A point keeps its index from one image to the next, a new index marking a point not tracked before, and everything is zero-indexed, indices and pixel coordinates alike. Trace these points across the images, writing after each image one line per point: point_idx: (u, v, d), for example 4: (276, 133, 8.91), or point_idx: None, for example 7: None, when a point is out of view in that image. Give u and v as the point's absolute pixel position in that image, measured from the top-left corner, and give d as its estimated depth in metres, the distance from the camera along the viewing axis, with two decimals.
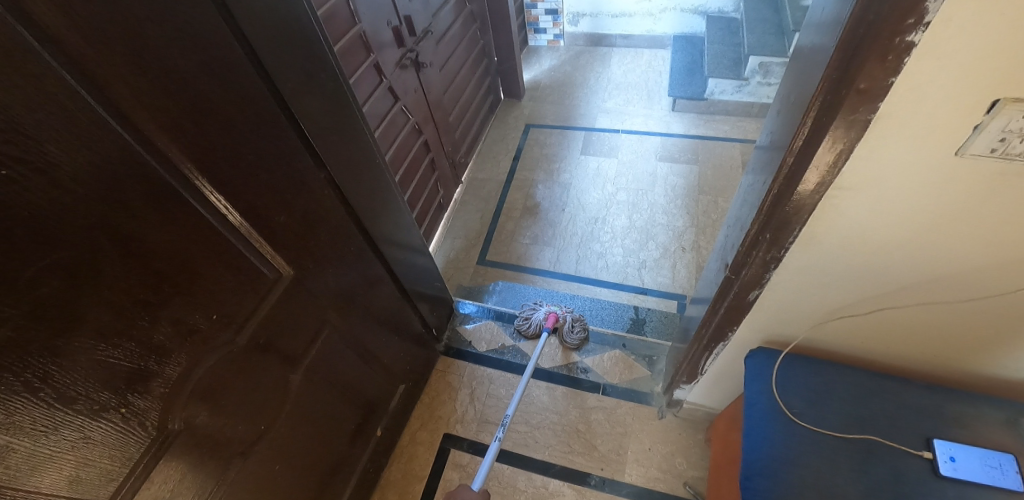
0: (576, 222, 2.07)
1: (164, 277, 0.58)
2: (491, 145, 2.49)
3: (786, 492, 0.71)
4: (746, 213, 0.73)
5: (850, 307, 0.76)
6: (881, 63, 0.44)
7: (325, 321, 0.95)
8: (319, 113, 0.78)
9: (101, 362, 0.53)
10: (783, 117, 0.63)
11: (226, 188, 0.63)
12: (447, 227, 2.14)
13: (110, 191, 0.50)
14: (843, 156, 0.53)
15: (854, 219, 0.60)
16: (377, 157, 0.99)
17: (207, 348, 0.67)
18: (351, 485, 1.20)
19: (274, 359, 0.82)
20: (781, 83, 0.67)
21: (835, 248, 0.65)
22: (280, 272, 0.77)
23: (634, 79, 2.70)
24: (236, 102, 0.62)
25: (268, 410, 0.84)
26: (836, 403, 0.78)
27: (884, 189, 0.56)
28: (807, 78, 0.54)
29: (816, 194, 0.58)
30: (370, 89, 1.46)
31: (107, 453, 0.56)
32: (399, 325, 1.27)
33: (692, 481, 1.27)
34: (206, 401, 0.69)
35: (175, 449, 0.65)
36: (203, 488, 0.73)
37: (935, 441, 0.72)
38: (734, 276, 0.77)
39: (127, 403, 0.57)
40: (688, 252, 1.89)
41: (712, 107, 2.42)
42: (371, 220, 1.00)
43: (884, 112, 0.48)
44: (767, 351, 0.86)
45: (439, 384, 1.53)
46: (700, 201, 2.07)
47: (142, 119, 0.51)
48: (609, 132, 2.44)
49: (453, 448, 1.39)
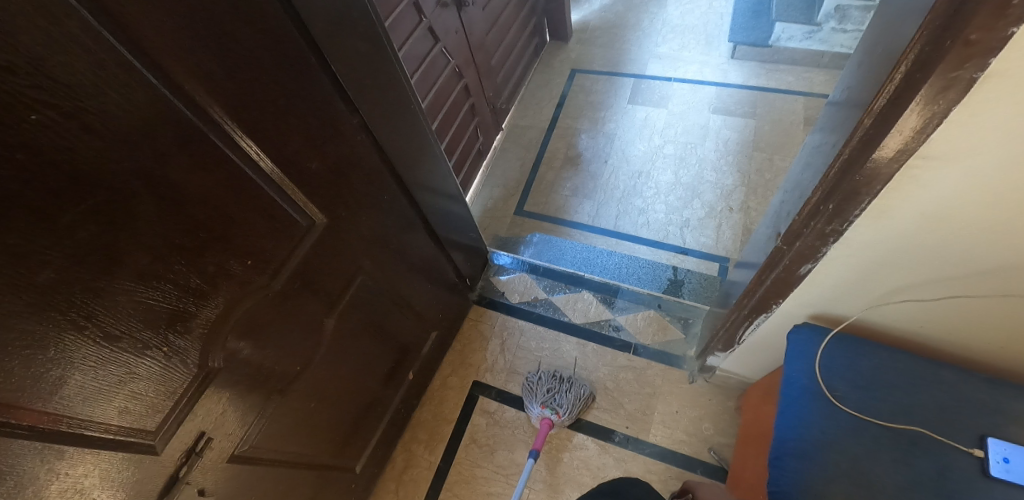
0: (618, 177, 1.98)
1: (197, 224, 0.59)
2: (534, 91, 2.38)
3: (818, 474, 0.68)
4: (808, 178, 0.66)
5: (915, 290, 0.69)
6: (1002, 9, 0.35)
7: (359, 268, 0.96)
8: (351, 58, 0.75)
9: (142, 303, 0.56)
10: (865, 68, 0.54)
11: (256, 135, 0.62)
12: (485, 176, 2.11)
13: (140, 137, 0.50)
14: (933, 121, 0.45)
15: (935, 193, 0.53)
16: (412, 103, 0.95)
17: (242, 292, 0.69)
18: (384, 422, 1.28)
19: (309, 304, 0.85)
20: (869, 28, 0.58)
21: (907, 224, 0.58)
22: (312, 220, 0.77)
23: (692, 20, 2.46)
24: (265, 45, 0.60)
25: (305, 350, 0.88)
26: (884, 388, 0.73)
27: (979, 160, 0.47)
28: (902, 23, 0.46)
29: (894, 162, 0.50)
30: (408, 31, 1.40)
31: (153, 387, 0.60)
32: (432, 275, 1.28)
33: (717, 446, 1.27)
34: (242, 342, 0.72)
35: (216, 384, 0.70)
36: (244, 419, 0.78)
37: (989, 440, 0.66)
38: (786, 247, 0.71)
39: (168, 342, 0.60)
40: (736, 213, 1.78)
41: (777, 56, 2.18)
42: (405, 169, 0.99)
43: (995, 70, 0.40)
44: (814, 327, 0.81)
45: (471, 334, 1.57)
46: (754, 158, 1.92)
47: (168, 65, 0.50)
48: (660, 80, 2.26)
49: (481, 396, 1.44)
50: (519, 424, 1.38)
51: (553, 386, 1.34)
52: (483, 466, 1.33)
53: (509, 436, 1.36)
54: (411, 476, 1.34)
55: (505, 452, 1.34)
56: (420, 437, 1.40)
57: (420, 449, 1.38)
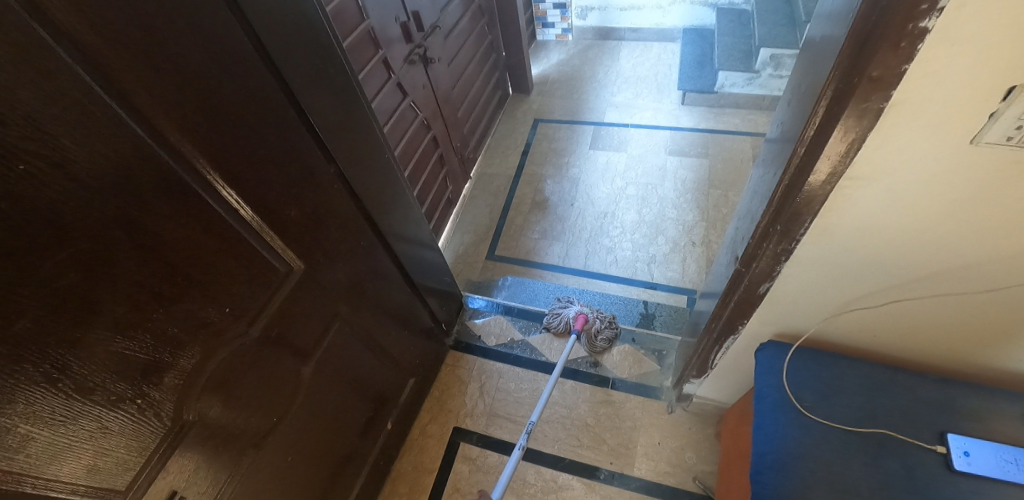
0: (585, 218, 2.06)
1: (177, 272, 0.59)
2: (499, 140, 2.49)
3: (798, 485, 0.70)
4: (757, 204, 0.72)
5: (862, 301, 0.75)
6: (894, 50, 0.43)
7: (336, 315, 0.96)
8: (328, 110, 0.78)
9: (117, 354, 0.54)
10: (794, 107, 0.62)
11: (237, 184, 0.64)
12: (456, 222, 2.15)
13: (125, 185, 0.51)
14: (854, 146, 0.52)
15: (866, 209, 0.59)
16: (386, 152, 0.99)
17: (219, 341, 0.68)
18: (362, 478, 1.22)
19: (285, 352, 0.83)
20: (792, 74, 0.66)
21: (847, 239, 0.65)
22: (291, 266, 0.78)
23: (643, 72, 2.67)
24: (248, 99, 0.63)
25: (280, 402, 0.86)
26: (848, 397, 0.77)
27: (897, 178, 0.54)
28: (819, 68, 0.53)
29: (827, 184, 0.57)
30: (378, 86, 1.47)
31: (124, 443, 0.57)
32: (408, 319, 1.28)
33: (702, 475, 1.27)
34: (218, 393, 0.70)
35: (190, 440, 0.67)
36: (217, 477, 0.74)
37: (949, 436, 0.70)
38: (744, 269, 0.77)
39: (142, 394, 0.58)
40: (699, 247, 1.88)
41: (722, 101, 2.39)
42: (381, 214, 1.01)
43: (897, 101, 0.47)
44: (778, 344, 0.85)
45: (449, 379, 1.54)
46: (710, 195, 2.05)
47: (155, 117, 0.52)
48: (617, 126, 2.42)
49: (462, 442, 1.40)
50: (502, 469, 1.34)
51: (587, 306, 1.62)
52: None
53: (493, 483, 1.32)
54: None
55: None
56: (399, 492, 1.33)
57: None
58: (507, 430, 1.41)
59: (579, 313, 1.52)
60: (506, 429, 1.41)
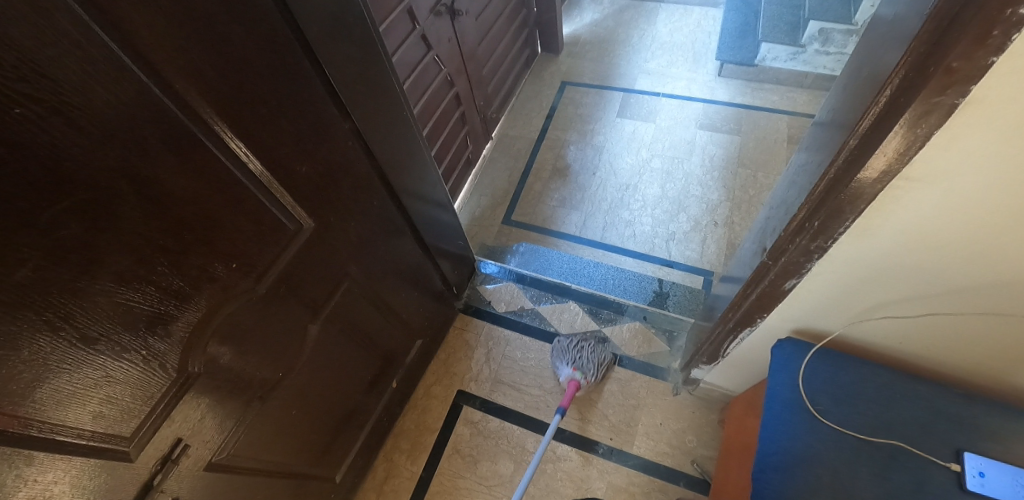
0: (605, 189, 2.00)
1: (182, 225, 0.57)
2: (524, 102, 2.40)
3: (800, 487, 0.69)
4: (794, 195, 0.67)
5: (895, 307, 0.71)
6: (983, 39, 0.37)
7: (345, 274, 0.95)
8: (344, 63, 0.74)
9: (121, 305, 0.54)
10: (850, 92, 0.56)
11: (246, 137, 0.61)
12: (473, 184, 2.11)
13: (127, 134, 0.48)
14: (915, 143, 0.47)
15: (916, 213, 0.54)
16: (404, 110, 0.95)
17: (225, 297, 0.67)
18: (366, 431, 1.25)
19: (293, 310, 0.83)
20: (853, 54, 0.60)
21: (889, 242, 0.60)
22: (300, 224, 0.76)
23: (680, 38, 2.52)
24: (259, 47, 0.59)
25: (287, 357, 0.87)
26: (865, 403, 0.74)
27: (959, 182, 0.49)
28: (886, 50, 0.47)
29: (877, 183, 0.52)
30: (401, 38, 1.40)
31: (130, 392, 0.58)
32: (418, 282, 1.27)
33: (700, 459, 1.27)
34: (223, 347, 0.70)
35: (196, 390, 0.68)
36: (223, 426, 0.76)
37: (965, 454, 0.68)
38: (771, 262, 0.73)
39: (147, 345, 0.58)
40: (720, 228, 1.82)
41: (762, 75, 2.25)
42: (395, 176, 0.98)
43: (976, 96, 0.42)
44: (797, 342, 0.82)
45: (456, 342, 1.55)
46: (739, 175, 1.96)
47: (159, 62, 0.49)
48: (648, 95, 2.30)
49: (465, 405, 1.43)
50: (502, 435, 1.36)
51: (584, 350, 1.35)
52: (466, 477, 1.31)
53: (492, 447, 1.35)
54: (393, 487, 1.32)
55: (488, 463, 1.32)
56: (402, 447, 1.37)
57: (401, 459, 1.35)
58: (510, 398, 1.43)
59: (571, 382, 1.29)
60: (509, 397, 1.43)
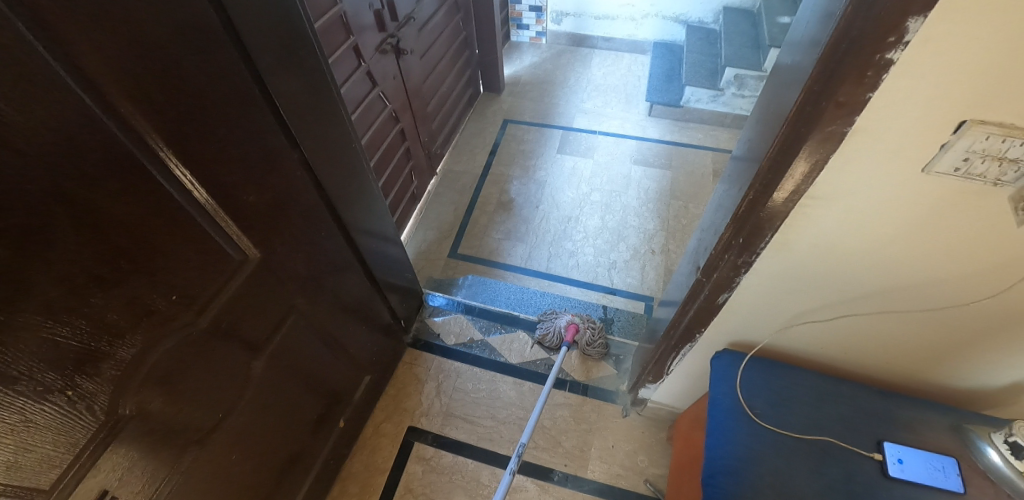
0: (550, 221, 2.08)
1: (121, 254, 0.54)
2: (468, 138, 2.47)
3: (746, 488, 0.74)
4: (720, 217, 0.75)
5: (812, 314, 0.80)
6: (860, 79, 0.46)
7: (292, 307, 0.92)
8: (295, 93, 0.75)
9: (47, 340, 0.50)
10: (760, 128, 0.65)
11: (193, 163, 0.60)
12: (419, 217, 2.11)
13: (66, 157, 0.46)
14: (817, 167, 0.55)
15: (823, 228, 0.63)
16: (354, 141, 0.96)
17: (164, 331, 0.63)
18: (310, 478, 1.17)
19: (236, 345, 0.79)
20: (760, 97, 0.70)
21: (803, 256, 0.69)
22: (246, 254, 0.74)
23: (612, 81, 2.73)
24: (210, 73, 0.59)
25: (227, 398, 0.81)
26: (795, 405, 0.82)
27: (853, 201, 0.59)
28: (786, 91, 0.56)
29: (789, 202, 0.60)
30: (347, 73, 1.42)
31: (51, 438, 0.52)
32: (367, 315, 1.24)
33: (652, 478, 1.31)
34: (160, 386, 0.65)
35: (126, 435, 0.62)
36: (154, 476, 0.69)
37: (885, 444, 0.76)
38: (706, 279, 0.80)
39: (74, 385, 0.54)
40: (658, 255, 1.94)
41: (688, 115, 2.48)
42: (345, 205, 0.98)
43: (860, 127, 0.50)
44: (733, 353, 0.90)
45: (405, 377, 1.51)
46: (671, 206, 2.12)
47: (105, 85, 0.48)
48: (586, 132, 2.46)
49: (417, 441, 1.38)
50: (457, 469, 1.33)
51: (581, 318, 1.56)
52: None
53: (447, 483, 1.31)
54: None
55: None
56: (349, 493, 1.29)
57: None
58: (464, 431, 1.40)
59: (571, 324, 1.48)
60: (462, 430, 1.40)
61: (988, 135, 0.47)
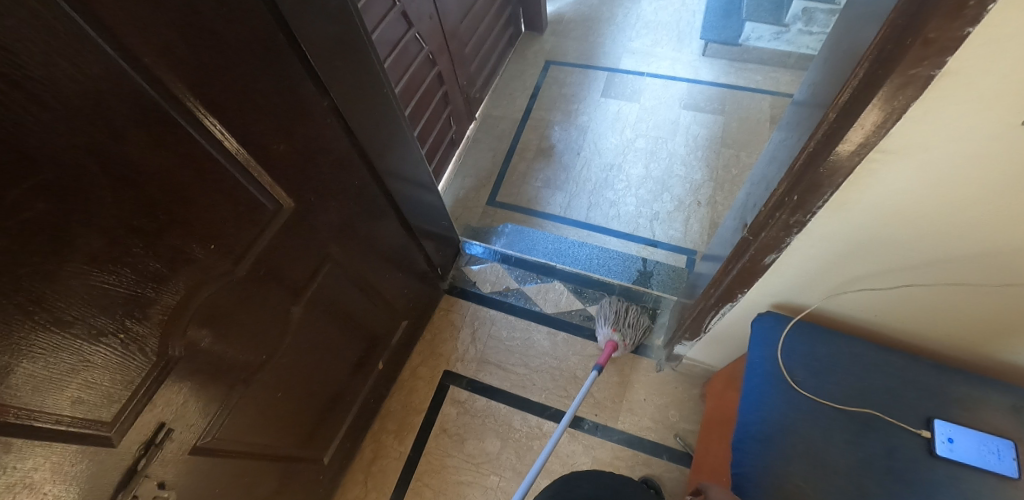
0: (590, 169, 2.00)
1: (156, 206, 0.56)
2: (507, 81, 2.37)
3: (777, 456, 0.72)
4: (773, 170, 0.68)
5: (871, 280, 0.73)
6: (959, 9, 0.37)
7: (327, 256, 0.94)
8: (321, 38, 0.72)
9: (96, 288, 0.53)
10: (829, 68, 0.57)
11: (220, 114, 0.59)
12: (457, 165, 2.09)
13: (95, 112, 0.47)
14: (892, 116, 0.48)
15: (891, 186, 0.56)
16: (385, 87, 0.92)
17: (205, 278, 0.66)
18: (352, 413, 1.26)
19: (275, 291, 0.82)
20: (833, 29, 0.60)
21: (865, 216, 0.62)
22: (279, 204, 0.75)
23: (665, 17, 2.50)
24: (231, 19, 0.56)
25: (268, 340, 0.86)
26: (841, 374, 0.78)
27: (932, 155, 0.51)
28: (864, 24, 0.48)
29: (855, 156, 0.53)
30: (380, 15, 1.36)
31: (110, 376, 0.57)
32: (402, 263, 1.26)
33: (682, 433, 1.31)
34: (205, 328, 0.70)
35: (177, 374, 0.67)
36: (207, 410, 0.76)
37: (935, 422, 0.71)
38: (752, 238, 0.74)
39: (125, 329, 0.58)
40: (704, 207, 1.84)
41: (746, 54, 2.25)
42: (377, 155, 0.96)
43: (951, 68, 0.43)
44: (777, 315, 0.85)
45: (441, 323, 1.56)
46: (722, 154, 1.98)
47: (126, 36, 0.47)
48: (632, 74, 2.29)
49: (451, 385, 1.44)
50: (489, 413, 1.38)
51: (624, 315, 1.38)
52: (453, 455, 1.33)
53: (479, 425, 1.37)
54: (381, 466, 1.33)
55: (475, 442, 1.34)
56: (389, 428, 1.38)
57: (389, 440, 1.37)
58: (496, 377, 1.44)
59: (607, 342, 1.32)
60: (495, 376, 1.44)
61: None
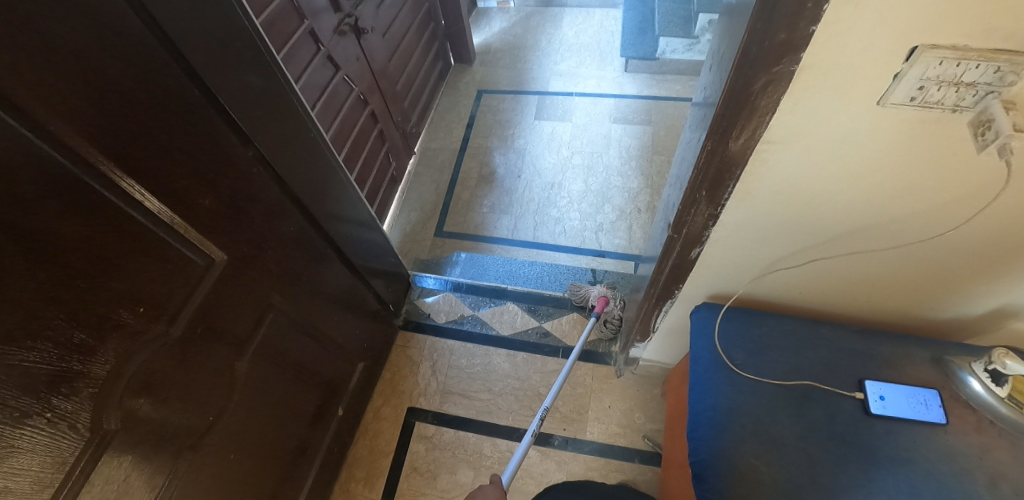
0: (533, 189, 2.06)
1: (77, 273, 0.53)
2: (442, 113, 2.42)
3: (729, 437, 0.77)
4: (684, 171, 0.75)
5: (786, 260, 0.81)
6: (801, 12, 0.44)
7: (269, 305, 0.91)
8: (241, 88, 0.72)
9: (15, 367, 0.50)
10: (714, 74, 0.64)
11: (140, 173, 0.58)
12: (401, 200, 2.09)
13: (1, 182, 0.45)
14: (770, 109, 0.55)
15: (784, 174, 0.63)
16: (315, 131, 0.93)
17: (138, 343, 0.63)
18: (315, 467, 1.20)
19: (217, 348, 0.79)
20: (714, 40, 0.68)
21: (769, 204, 0.69)
22: (211, 258, 0.73)
23: (586, 39, 2.65)
24: (142, 79, 0.56)
25: (214, 401, 0.81)
26: (775, 352, 0.84)
27: (810, 142, 0.58)
28: (734, 32, 0.55)
29: (747, 147, 0.60)
30: (306, 60, 1.37)
31: (38, 460, 0.53)
32: (352, 304, 1.24)
33: (650, 433, 1.35)
34: (144, 396, 0.66)
35: (115, 449, 0.63)
36: (152, 484, 0.71)
37: (867, 382, 0.78)
38: (677, 235, 0.80)
39: (51, 407, 0.54)
40: (644, 213, 1.93)
41: (665, 67, 2.42)
42: (312, 198, 0.96)
43: (807, 63, 0.49)
44: (711, 306, 0.92)
45: (400, 360, 1.53)
46: (654, 161, 2.11)
47: (26, 102, 0.46)
48: (562, 95, 2.40)
49: (418, 421, 1.41)
50: (460, 444, 1.36)
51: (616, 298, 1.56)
52: (427, 494, 1.29)
53: (450, 458, 1.34)
54: None
55: (448, 476, 1.31)
56: (357, 476, 1.33)
57: (358, 489, 1.31)
58: (463, 406, 1.42)
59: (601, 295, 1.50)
60: (460, 405, 1.43)
61: (941, 60, 0.46)
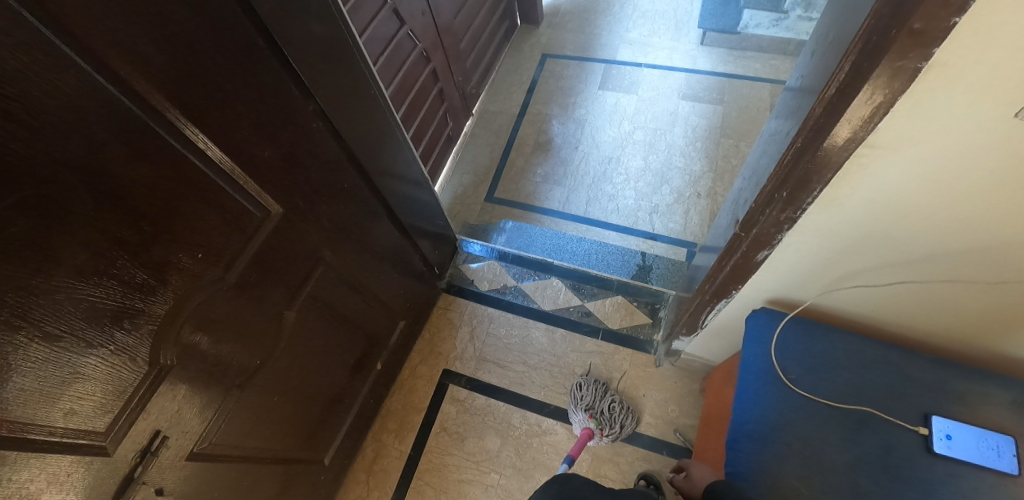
0: (589, 163, 1.98)
1: (140, 217, 0.55)
2: (504, 76, 2.35)
3: (772, 454, 0.72)
4: (764, 165, 0.68)
5: (866, 275, 0.72)
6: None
7: (319, 258, 0.93)
8: (304, 40, 0.71)
9: (83, 300, 0.53)
10: (818, 58, 0.56)
11: (202, 123, 0.59)
12: (455, 162, 2.08)
13: (74, 126, 0.47)
14: (881, 110, 0.47)
15: (881, 181, 0.55)
16: (375, 88, 0.91)
17: (195, 287, 0.66)
18: (352, 414, 1.26)
19: (267, 296, 0.82)
20: (823, 17, 0.59)
21: (857, 211, 0.61)
22: (266, 210, 0.74)
23: (662, 5, 2.46)
24: (208, 28, 0.56)
25: (262, 345, 0.85)
26: (837, 372, 0.77)
27: (920, 149, 0.50)
28: (852, 13, 0.47)
29: (845, 150, 0.52)
30: (371, 14, 1.34)
31: (101, 387, 0.57)
32: (398, 263, 1.26)
33: (682, 428, 1.31)
34: (197, 336, 0.69)
35: (171, 382, 0.67)
36: (202, 416, 0.76)
37: (933, 418, 0.70)
38: (745, 234, 0.73)
39: (114, 340, 0.57)
40: (704, 199, 1.82)
41: (745, 42, 2.23)
42: (368, 156, 0.96)
43: (937, 59, 0.41)
44: (771, 312, 0.84)
45: (440, 322, 1.56)
46: (722, 144, 1.96)
47: (100, 49, 0.47)
48: (630, 65, 2.26)
49: (451, 384, 1.44)
50: (489, 411, 1.38)
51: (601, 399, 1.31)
52: (453, 454, 1.33)
53: (478, 423, 1.37)
54: (382, 466, 1.33)
55: (475, 440, 1.34)
56: (390, 427, 1.39)
57: (390, 440, 1.37)
58: (495, 375, 1.44)
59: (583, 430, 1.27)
60: (494, 374, 1.44)
61: None
